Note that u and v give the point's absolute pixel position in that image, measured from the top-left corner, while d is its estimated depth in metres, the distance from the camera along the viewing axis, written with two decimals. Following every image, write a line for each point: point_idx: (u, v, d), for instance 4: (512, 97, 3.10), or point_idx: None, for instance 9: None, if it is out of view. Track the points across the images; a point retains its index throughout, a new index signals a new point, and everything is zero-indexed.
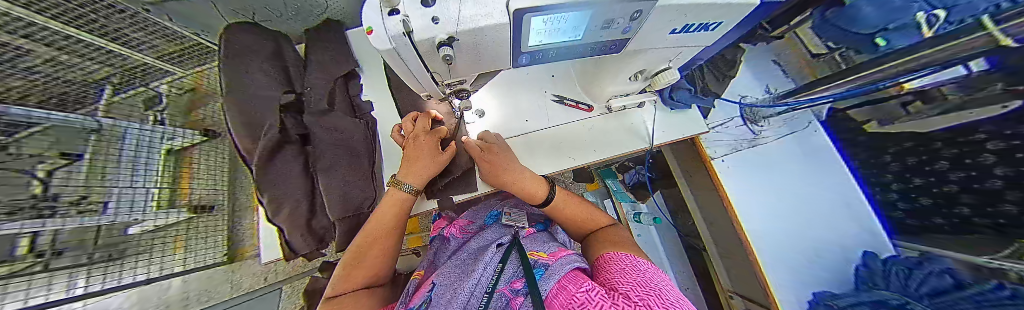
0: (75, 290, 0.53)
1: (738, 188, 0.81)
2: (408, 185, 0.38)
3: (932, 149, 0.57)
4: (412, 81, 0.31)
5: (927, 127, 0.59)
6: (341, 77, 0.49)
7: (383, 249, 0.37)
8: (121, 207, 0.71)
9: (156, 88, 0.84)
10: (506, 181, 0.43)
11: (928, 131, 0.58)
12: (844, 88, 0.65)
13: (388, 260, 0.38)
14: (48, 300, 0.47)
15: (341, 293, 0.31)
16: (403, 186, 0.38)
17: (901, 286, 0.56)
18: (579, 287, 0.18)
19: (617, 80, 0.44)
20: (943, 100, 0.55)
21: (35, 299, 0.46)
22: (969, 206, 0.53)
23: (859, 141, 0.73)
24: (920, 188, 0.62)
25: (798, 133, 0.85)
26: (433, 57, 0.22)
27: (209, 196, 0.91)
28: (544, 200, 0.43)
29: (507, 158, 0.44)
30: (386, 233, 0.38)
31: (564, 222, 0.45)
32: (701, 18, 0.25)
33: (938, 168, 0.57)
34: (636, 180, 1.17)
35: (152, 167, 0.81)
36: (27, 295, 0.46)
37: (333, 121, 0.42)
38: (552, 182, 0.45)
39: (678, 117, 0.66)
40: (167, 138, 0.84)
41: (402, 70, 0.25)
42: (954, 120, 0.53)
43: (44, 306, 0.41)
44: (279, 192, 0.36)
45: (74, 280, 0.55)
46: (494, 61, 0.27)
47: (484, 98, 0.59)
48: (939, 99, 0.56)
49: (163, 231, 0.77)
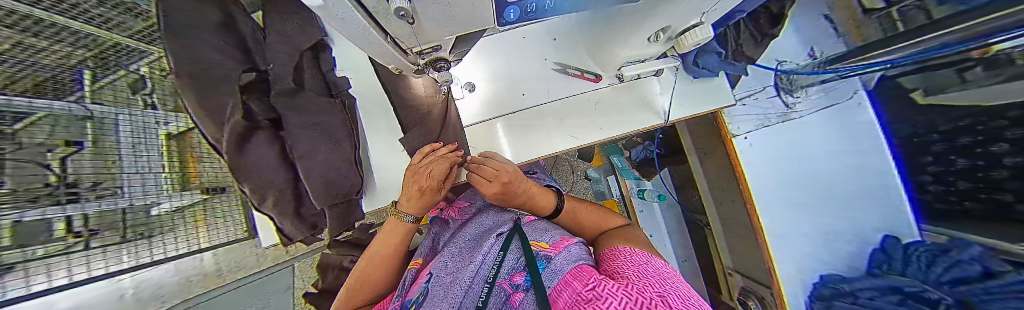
0: (94, 271, 0.56)
1: (758, 169, 0.76)
2: (410, 216, 0.38)
3: (993, 129, 0.48)
4: (375, 51, 0.25)
5: (991, 99, 0.49)
6: (308, 50, 0.42)
7: (382, 276, 0.39)
8: (134, 190, 0.70)
9: (136, 71, 0.75)
10: (517, 203, 0.40)
11: (993, 104, 0.48)
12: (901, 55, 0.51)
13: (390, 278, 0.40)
14: (55, 285, 0.48)
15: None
16: (403, 217, 0.38)
17: (921, 268, 0.54)
18: (585, 285, 0.16)
19: (632, 42, 0.36)
20: (1012, 65, 0.45)
21: (38, 286, 0.47)
22: (1012, 192, 0.47)
23: (907, 116, 0.64)
24: (965, 172, 0.54)
25: (839, 106, 0.75)
26: (386, 15, 0.16)
27: (217, 177, 0.86)
28: (554, 210, 0.42)
29: (517, 178, 0.37)
30: (386, 262, 0.39)
31: (575, 228, 0.44)
32: None
33: (994, 150, 0.48)
34: (644, 156, 1.08)
35: (154, 152, 0.74)
36: (28, 283, 0.47)
37: (307, 101, 0.37)
38: (561, 192, 0.43)
39: (701, 87, 0.57)
40: (161, 123, 0.76)
41: (354, 36, 0.20)
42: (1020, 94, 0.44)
43: (38, 295, 0.42)
44: (261, 183, 0.31)
45: (92, 262, 0.58)
46: (474, 19, 0.19)
47: (475, 68, 0.53)
48: (1008, 66, 0.45)
49: (181, 212, 0.77)
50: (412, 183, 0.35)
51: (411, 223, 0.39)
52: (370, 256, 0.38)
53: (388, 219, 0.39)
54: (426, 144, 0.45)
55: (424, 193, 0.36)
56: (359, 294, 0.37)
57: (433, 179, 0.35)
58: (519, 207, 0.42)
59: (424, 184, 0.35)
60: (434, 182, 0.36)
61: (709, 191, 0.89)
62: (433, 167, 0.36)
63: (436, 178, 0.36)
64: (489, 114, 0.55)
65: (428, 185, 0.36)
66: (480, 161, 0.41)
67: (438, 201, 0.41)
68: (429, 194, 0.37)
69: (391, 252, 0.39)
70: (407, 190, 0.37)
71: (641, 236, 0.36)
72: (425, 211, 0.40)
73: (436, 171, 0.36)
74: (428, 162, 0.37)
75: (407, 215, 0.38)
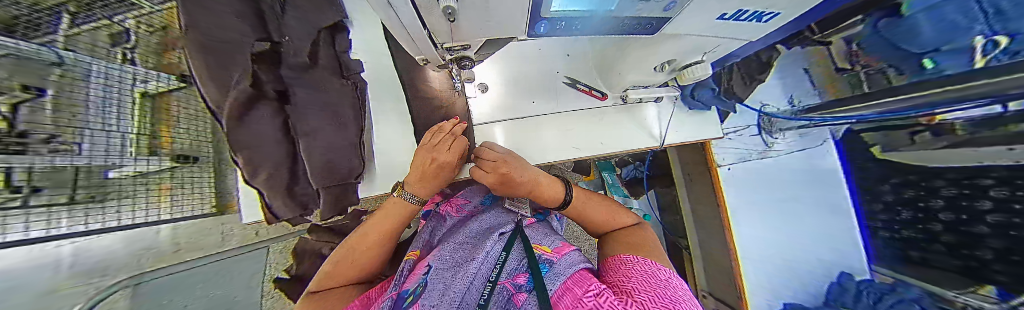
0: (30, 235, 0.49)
1: (738, 198, 0.82)
2: (414, 196, 0.40)
3: (932, 187, 0.58)
4: (409, 42, 0.28)
5: (931, 161, 0.58)
6: (326, 29, 0.41)
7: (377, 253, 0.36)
8: (96, 150, 0.63)
9: (122, 22, 0.70)
10: (524, 189, 0.39)
11: (943, 168, 0.56)
12: (868, 113, 0.57)
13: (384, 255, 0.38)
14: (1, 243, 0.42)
15: (324, 290, 0.31)
16: (408, 197, 0.39)
17: (870, 304, 0.59)
18: (587, 291, 0.17)
19: (639, 69, 0.40)
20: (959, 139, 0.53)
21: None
22: (945, 244, 0.56)
23: (869, 168, 0.71)
24: (908, 222, 0.63)
25: (810, 151, 0.83)
26: (431, 12, 0.17)
27: (193, 146, 0.80)
28: (562, 202, 0.41)
29: (520, 168, 0.38)
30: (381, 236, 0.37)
31: (581, 222, 0.43)
32: (761, 5, 0.21)
33: (931, 205, 0.58)
34: (634, 176, 1.11)
35: (126, 111, 0.69)
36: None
37: (316, 79, 0.37)
38: (568, 183, 0.43)
39: (695, 118, 0.62)
40: (138, 81, 0.71)
41: (388, 15, 0.21)
42: (977, 161, 0.50)
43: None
44: (257, 154, 0.28)
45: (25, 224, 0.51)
46: (507, 25, 0.22)
47: (490, 71, 0.56)
48: (949, 134, 0.54)
49: (145, 178, 0.70)
50: (432, 158, 0.40)
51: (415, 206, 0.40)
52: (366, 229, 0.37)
53: (391, 198, 0.40)
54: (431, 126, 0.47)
55: (439, 167, 0.41)
56: (345, 271, 0.33)
57: (454, 154, 0.42)
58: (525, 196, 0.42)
59: (445, 157, 0.40)
60: (452, 156, 0.42)
61: (690, 212, 0.95)
62: (452, 144, 0.43)
63: (454, 152, 0.42)
64: (497, 117, 0.57)
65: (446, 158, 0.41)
66: (487, 152, 0.42)
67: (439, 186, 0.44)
68: (443, 168, 0.41)
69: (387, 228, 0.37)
70: (423, 166, 0.40)
71: (654, 241, 0.35)
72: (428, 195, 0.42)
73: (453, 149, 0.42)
74: (450, 139, 0.43)
75: (412, 195, 0.40)
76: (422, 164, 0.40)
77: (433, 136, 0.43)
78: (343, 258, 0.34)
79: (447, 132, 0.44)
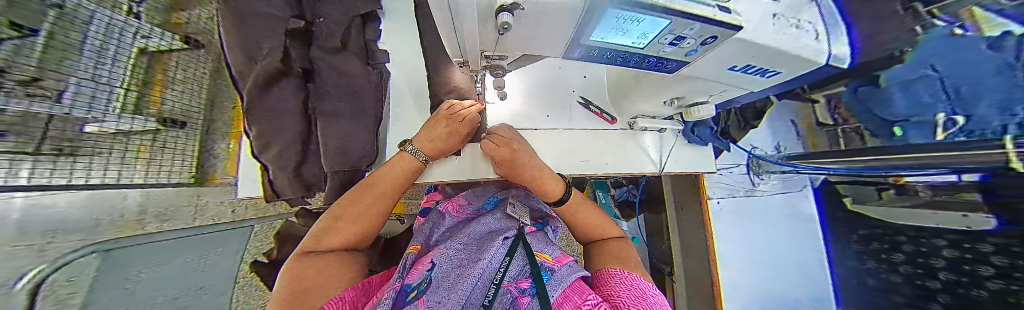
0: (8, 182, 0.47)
1: (721, 229, 0.87)
2: (422, 154, 0.42)
3: (895, 241, 0.63)
4: (455, 43, 0.32)
5: (891, 217, 0.65)
6: (360, 17, 0.42)
7: (375, 210, 0.34)
8: (81, 100, 0.58)
9: None
10: (523, 175, 0.42)
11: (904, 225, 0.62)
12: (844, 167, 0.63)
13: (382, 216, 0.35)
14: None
15: (324, 250, 0.25)
16: (414, 152, 0.41)
17: None
18: (586, 300, 0.18)
19: (651, 100, 0.42)
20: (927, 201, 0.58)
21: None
22: (903, 296, 0.61)
23: (839, 216, 0.77)
24: (871, 271, 0.68)
25: (791, 194, 0.89)
26: (485, 25, 0.22)
27: (180, 109, 0.77)
28: (559, 199, 0.41)
29: (527, 152, 0.43)
30: (382, 192, 0.36)
31: (571, 228, 0.43)
32: (764, 64, 0.25)
33: (893, 258, 0.63)
34: (625, 198, 1.11)
35: (119, 64, 0.66)
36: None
37: (344, 66, 0.37)
38: (569, 184, 0.44)
39: (692, 151, 0.66)
40: (139, 36, 0.70)
41: (445, 13, 0.23)
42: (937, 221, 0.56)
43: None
44: (271, 129, 0.28)
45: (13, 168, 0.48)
46: (545, 43, 0.25)
47: (513, 81, 0.61)
48: (912, 194, 0.62)
49: (123, 138, 0.65)
50: (446, 125, 0.43)
51: (418, 163, 0.42)
52: (369, 182, 0.36)
53: (396, 156, 0.41)
54: (445, 100, 0.48)
55: (450, 136, 0.45)
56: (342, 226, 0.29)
57: (467, 124, 0.45)
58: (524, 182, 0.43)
59: (456, 127, 0.44)
60: (464, 127, 0.45)
61: (677, 238, 0.98)
62: (466, 117, 0.45)
63: (467, 125, 0.45)
64: (510, 124, 0.59)
65: (459, 128, 0.45)
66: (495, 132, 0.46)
67: (447, 152, 0.47)
68: (454, 138, 0.45)
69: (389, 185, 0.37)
70: (438, 132, 0.44)
71: (636, 255, 0.35)
72: (434, 156, 0.46)
73: (467, 121, 0.45)
74: (465, 109, 0.45)
75: (421, 153, 0.42)
76: (438, 131, 0.43)
77: (450, 108, 0.45)
78: (341, 212, 0.31)
79: (463, 108, 0.46)
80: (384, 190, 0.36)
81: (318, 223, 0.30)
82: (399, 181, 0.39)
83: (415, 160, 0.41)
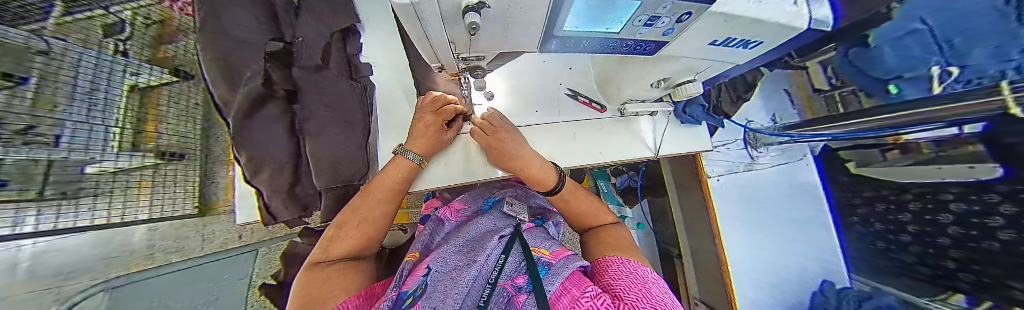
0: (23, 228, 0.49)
1: (724, 206, 0.87)
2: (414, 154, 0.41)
3: (901, 201, 0.63)
4: (429, 51, 0.33)
5: (896, 177, 0.64)
6: (339, 32, 0.42)
7: (380, 215, 0.35)
8: (76, 144, 0.60)
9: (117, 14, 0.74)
10: (517, 167, 0.43)
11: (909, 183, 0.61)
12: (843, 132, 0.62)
13: (386, 220, 0.36)
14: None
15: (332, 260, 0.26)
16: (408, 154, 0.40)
17: None
18: (585, 293, 0.17)
19: (637, 84, 0.42)
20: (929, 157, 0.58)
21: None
22: (916, 256, 0.61)
23: (842, 181, 0.77)
24: (880, 234, 0.68)
25: (792, 165, 0.88)
26: (455, 26, 0.22)
27: (177, 144, 0.80)
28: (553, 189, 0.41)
29: (516, 143, 0.43)
30: (385, 195, 0.36)
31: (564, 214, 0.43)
32: (744, 33, 0.24)
33: (901, 218, 0.63)
34: (628, 185, 1.12)
35: (112, 103, 0.69)
36: None
37: (326, 81, 0.37)
38: (563, 171, 0.44)
39: (687, 131, 0.66)
40: (128, 73, 0.73)
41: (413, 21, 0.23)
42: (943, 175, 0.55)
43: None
44: (260, 152, 0.28)
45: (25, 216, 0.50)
46: (521, 38, 0.25)
47: (495, 81, 0.60)
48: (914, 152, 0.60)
49: (122, 175, 0.67)
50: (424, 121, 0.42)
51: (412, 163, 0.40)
52: (368, 188, 0.36)
53: (393, 158, 0.40)
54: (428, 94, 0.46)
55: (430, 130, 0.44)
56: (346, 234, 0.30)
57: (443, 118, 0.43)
58: (518, 174, 0.44)
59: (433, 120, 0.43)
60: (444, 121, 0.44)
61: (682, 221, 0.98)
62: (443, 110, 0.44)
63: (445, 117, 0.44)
64: None
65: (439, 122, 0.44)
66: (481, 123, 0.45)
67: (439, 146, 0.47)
68: (433, 130, 0.44)
69: (390, 188, 0.37)
70: (421, 130, 0.43)
71: (631, 240, 0.35)
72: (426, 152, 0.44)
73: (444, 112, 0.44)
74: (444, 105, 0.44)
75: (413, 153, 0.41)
76: (422, 129, 0.43)
77: (433, 102, 0.44)
78: (346, 221, 0.31)
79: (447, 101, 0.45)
80: (386, 193, 0.36)
81: (325, 232, 0.31)
82: (400, 183, 0.39)
83: (409, 161, 0.39)
